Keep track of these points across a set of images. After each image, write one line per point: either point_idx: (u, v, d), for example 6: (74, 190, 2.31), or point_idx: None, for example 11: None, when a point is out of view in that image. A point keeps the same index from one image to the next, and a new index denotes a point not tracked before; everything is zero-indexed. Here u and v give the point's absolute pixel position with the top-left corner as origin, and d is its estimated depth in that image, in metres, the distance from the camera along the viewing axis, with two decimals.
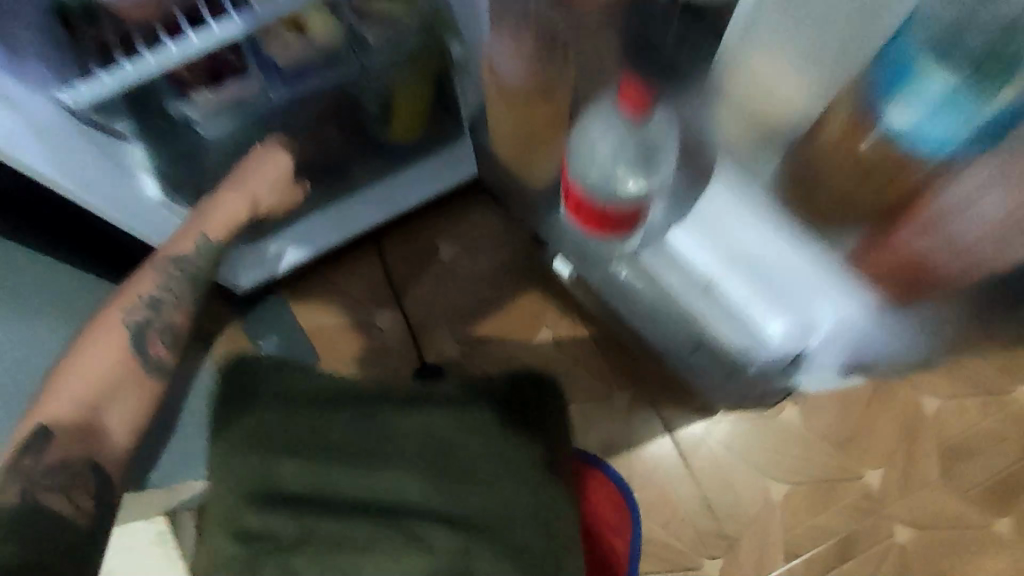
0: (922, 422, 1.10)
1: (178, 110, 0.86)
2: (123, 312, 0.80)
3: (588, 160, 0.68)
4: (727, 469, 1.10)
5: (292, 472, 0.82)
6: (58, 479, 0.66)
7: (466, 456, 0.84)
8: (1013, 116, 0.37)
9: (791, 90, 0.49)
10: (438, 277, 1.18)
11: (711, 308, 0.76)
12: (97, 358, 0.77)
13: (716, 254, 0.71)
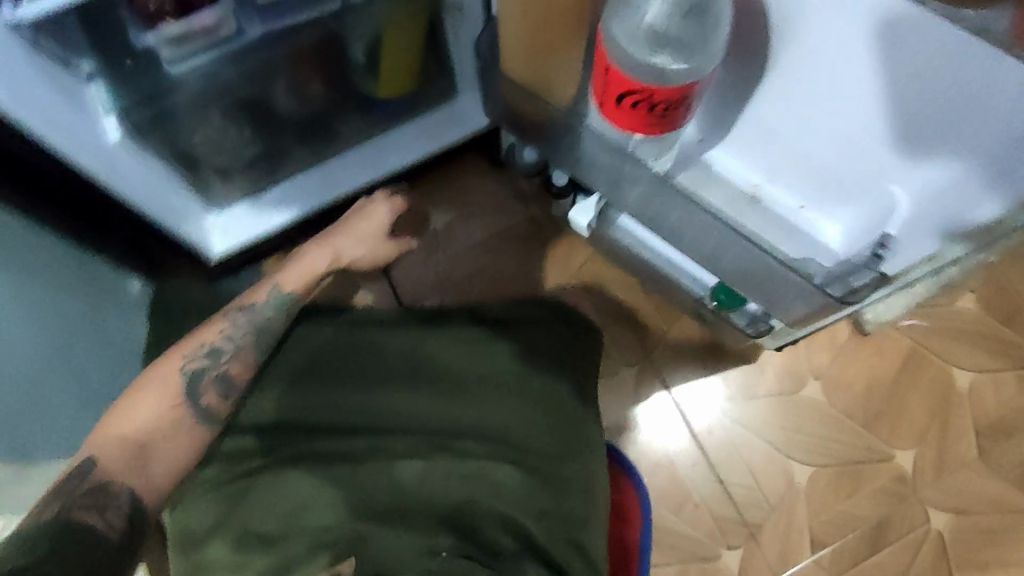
0: (956, 398, 1.01)
1: (142, 39, 0.76)
2: (185, 358, 0.75)
3: (632, 22, 0.58)
4: (745, 450, 1.01)
5: (301, 400, 0.77)
6: (91, 501, 0.59)
7: (488, 382, 0.79)
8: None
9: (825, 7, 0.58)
10: (430, 248, 1.10)
11: (761, 224, 0.73)
12: (145, 404, 0.71)
13: (765, 159, 0.71)
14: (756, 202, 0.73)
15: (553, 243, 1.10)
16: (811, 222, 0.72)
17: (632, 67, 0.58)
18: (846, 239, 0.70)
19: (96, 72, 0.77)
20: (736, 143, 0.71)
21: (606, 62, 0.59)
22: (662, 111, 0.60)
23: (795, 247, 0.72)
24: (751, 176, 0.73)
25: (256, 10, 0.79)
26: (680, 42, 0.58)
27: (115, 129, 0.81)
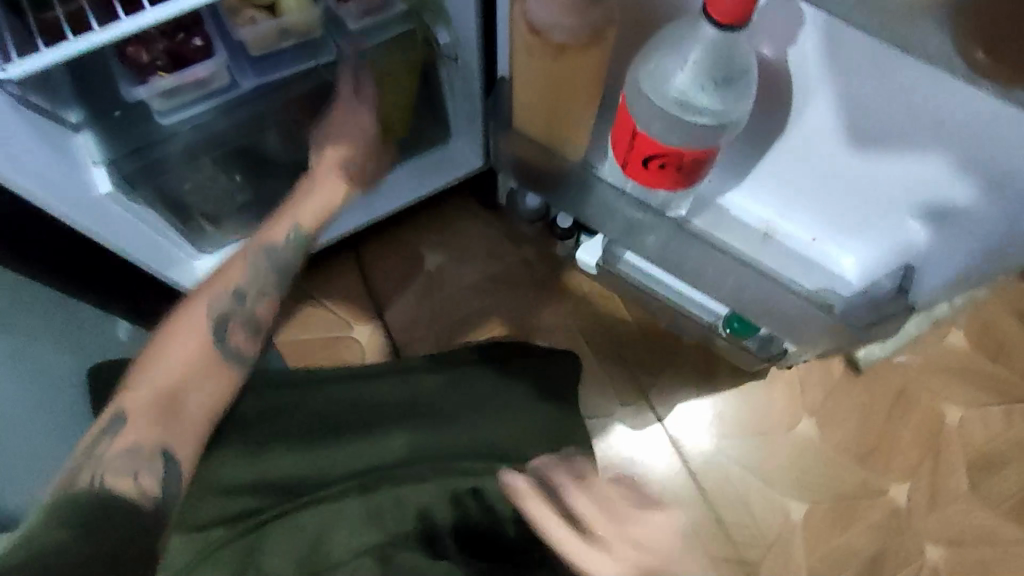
0: (946, 432, 1.03)
1: (133, 93, 0.76)
2: (210, 301, 0.71)
3: (661, 91, 0.60)
4: (740, 487, 1.01)
5: (279, 450, 0.77)
6: (129, 464, 0.59)
7: (470, 411, 0.88)
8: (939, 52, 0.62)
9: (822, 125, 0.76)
10: (423, 289, 1.10)
11: (776, 256, 0.84)
12: (176, 344, 0.68)
13: (774, 202, 0.84)
14: (769, 237, 0.85)
15: (549, 283, 1.10)
16: (824, 253, 0.84)
17: (657, 132, 0.62)
18: (850, 269, 0.83)
19: (84, 123, 0.78)
20: (757, 189, 0.85)
21: (632, 129, 0.63)
22: (691, 168, 0.63)
23: (811, 281, 0.83)
24: (764, 215, 0.85)
25: (248, 60, 0.81)
26: (711, 108, 0.59)
27: (104, 180, 0.79)
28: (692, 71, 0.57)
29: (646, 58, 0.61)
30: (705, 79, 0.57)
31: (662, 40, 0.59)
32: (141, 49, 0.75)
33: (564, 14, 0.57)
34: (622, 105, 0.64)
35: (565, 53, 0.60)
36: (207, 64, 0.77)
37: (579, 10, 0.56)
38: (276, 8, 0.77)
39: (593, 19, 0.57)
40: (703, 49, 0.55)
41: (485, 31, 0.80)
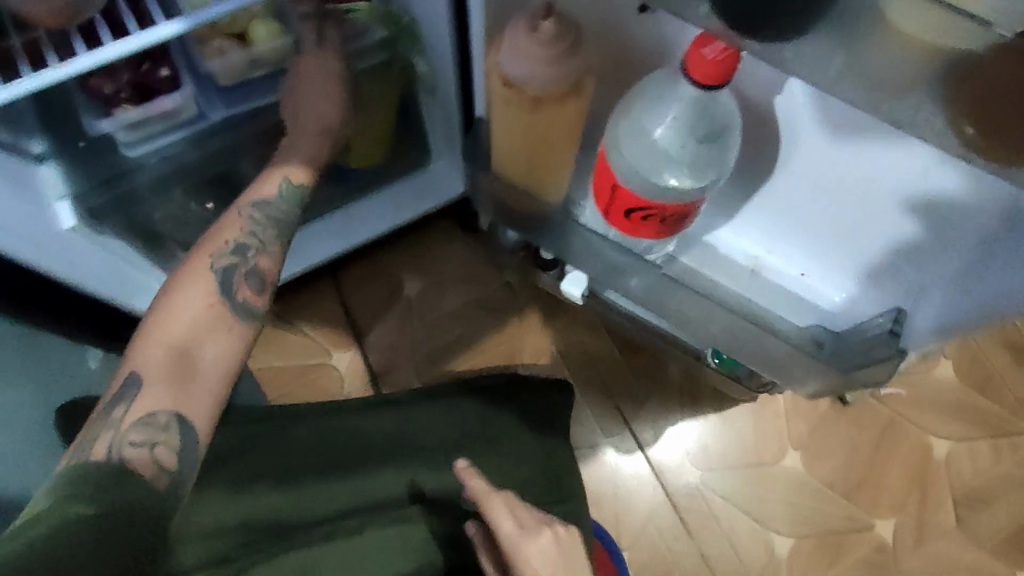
0: (933, 467, 1.01)
1: (96, 126, 0.74)
2: (211, 255, 0.61)
3: (641, 145, 0.62)
4: (725, 522, 0.99)
5: (263, 493, 0.73)
6: (145, 435, 0.51)
7: (462, 446, 0.85)
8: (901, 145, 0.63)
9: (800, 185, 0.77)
10: (404, 314, 1.08)
11: (764, 293, 0.86)
12: (182, 297, 0.59)
13: (763, 239, 0.85)
14: (758, 273, 0.87)
15: (532, 309, 1.08)
16: (815, 290, 0.85)
17: (637, 184, 0.64)
18: (837, 305, 0.85)
19: (48, 154, 0.76)
20: (749, 226, 0.85)
21: (613, 180, 0.65)
22: (672, 220, 0.66)
23: (800, 318, 0.85)
24: (753, 251, 0.87)
25: (218, 90, 0.80)
26: (692, 163, 0.62)
27: (67, 215, 0.78)
28: (675, 128, 0.60)
29: (623, 114, 0.63)
30: (686, 136, 0.60)
31: (638, 95, 0.61)
32: (105, 81, 0.72)
33: (537, 66, 0.55)
34: (601, 157, 0.66)
35: (542, 105, 0.60)
36: (174, 98, 0.75)
37: (553, 63, 0.54)
38: (247, 38, 0.76)
39: (568, 70, 0.55)
40: (684, 107, 0.58)
41: (464, 65, 0.79)
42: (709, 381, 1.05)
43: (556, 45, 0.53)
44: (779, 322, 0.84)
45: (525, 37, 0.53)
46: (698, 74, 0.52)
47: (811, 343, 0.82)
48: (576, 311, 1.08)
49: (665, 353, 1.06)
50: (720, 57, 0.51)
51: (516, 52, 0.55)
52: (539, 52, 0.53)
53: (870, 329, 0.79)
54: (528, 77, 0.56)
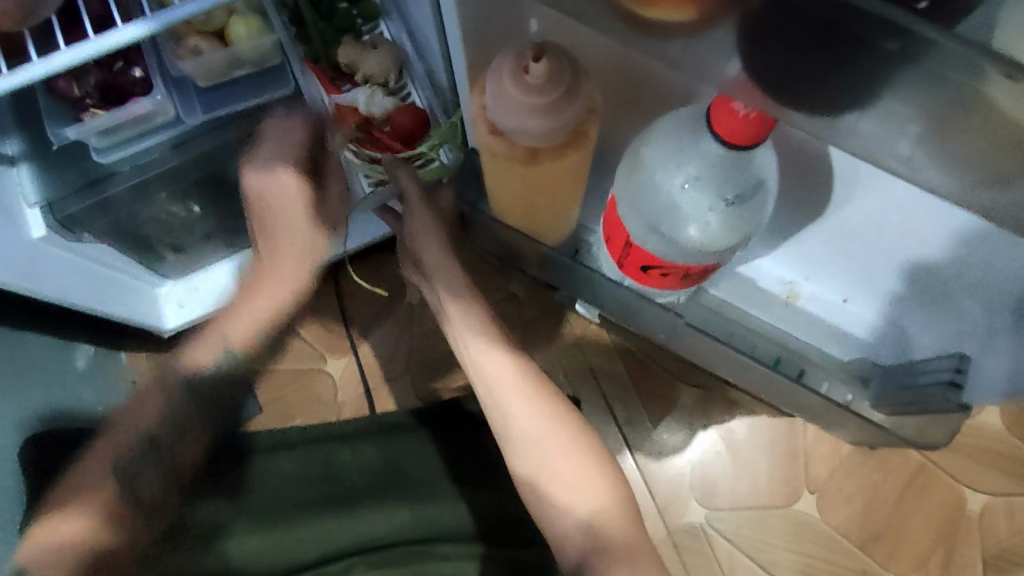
0: (964, 523, 0.92)
1: (62, 134, 0.68)
2: (117, 451, 0.61)
3: (656, 203, 0.54)
4: (726, 565, 0.93)
5: (242, 537, 0.68)
6: None
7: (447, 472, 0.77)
8: (861, 244, 0.60)
9: (805, 253, 0.68)
10: (404, 322, 1.02)
11: (796, 328, 0.75)
12: (77, 503, 0.58)
13: (798, 266, 0.72)
14: (791, 301, 0.75)
15: (538, 322, 1.00)
16: (856, 318, 0.72)
17: (654, 241, 0.56)
18: (877, 336, 0.71)
19: (22, 155, 0.69)
20: (787, 257, 0.71)
21: (627, 238, 0.58)
22: (695, 274, 0.59)
23: (843, 352, 0.74)
24: (787, 278, 0.74)
25: (196, 90, 0.73)
26: (718, 223, 0.55)
27: (38, 223, 0.70)
28: (698, 187, 0.52)
29: (636, 164, 0.55)
30: (712, 195, 0.53)
31: (654, 144, 0.53)
32: (72, 84, 0.66)
33: (525, 115, 0.45)
34: (610, 212, 0.59)
35: (539, 157, 0.51)
36: (145, 102, 0.69)
37: (545, 112, 0.45)
38: (227, 38, 0.70)
39: (567, 119, 0.46)
40: (707, 165, 0.51)
41: None
42: (722, 406, 0.97)
43: (547, 91, 0.44)
44: (814, 358, 0.73)
45: (509, 81, 0.44)
46: (728, 136, 0.43)
47: (854, 379, 0.71)
48: (585, 328, 0.99)
49: (677, 376, 0.98)
50: (751, 117, 0.41)
51: (501, 97, 0.45)
52: (528, 100, 0.44)
53: (928, 372, 0.60)
54: (517, 129, 0.46)
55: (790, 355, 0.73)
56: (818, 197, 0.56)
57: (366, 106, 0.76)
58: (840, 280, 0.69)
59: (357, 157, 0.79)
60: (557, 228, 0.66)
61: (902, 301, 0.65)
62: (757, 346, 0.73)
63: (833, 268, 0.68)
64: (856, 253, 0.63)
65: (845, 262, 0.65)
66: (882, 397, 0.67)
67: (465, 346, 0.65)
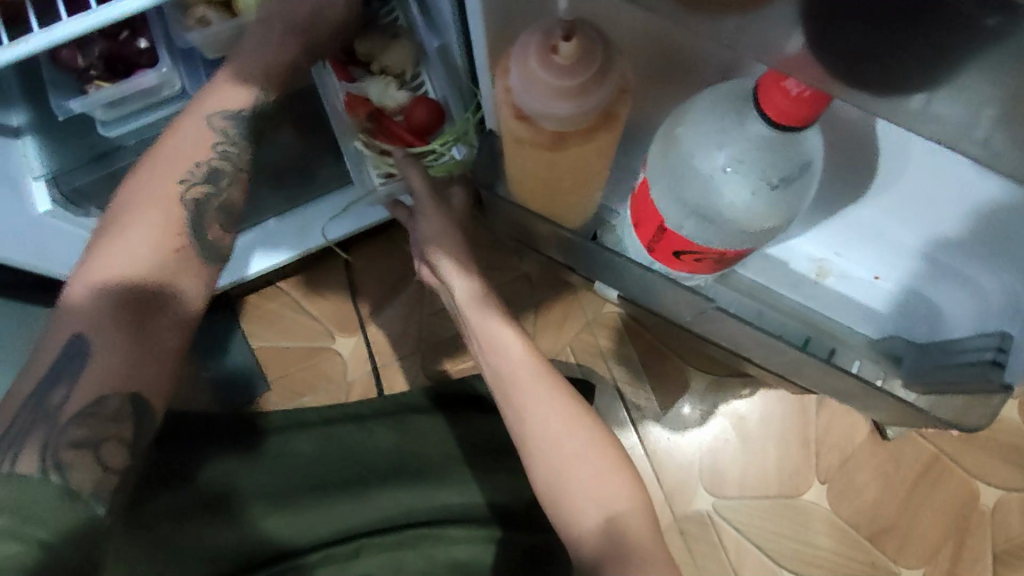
0: (975, 518, 0.91)
1: (66, 106, 0.66)
2: (182, 181, 0.54)
3: (695, 184, 0.50)
4: (732, 553, 0.92)
5: (258, 515, 0.66)
6: (88, 429, 0.47)
7: (458, 460, 0.76)
8: (920, 206, 0.52)
9: (845, 219, 0.59)
10: (414, 302, 1.01)
11: (825, 308, 0.67)
12: (137, 229, 0.52)
13: (828, 239, 0.63)
14: (820, 280, 0.66)
15: (549, 304, 0.98)
16: (888, 298, 0.64)
17: (691, 227, 0.52)
18: (909, 317, 0.63)
19: (27, 127, 0.68)
20: (821, 231, 0.63)
21: (659, 223, 0.52)
22: (731, 258, 0.54)
23: (875, 329, 0.66)
24: (814, 253, 0.65)
25: (204, 63, 0.71)
26: (761, 207, 0.50)
27: (43, 198, 0.69)
28: (741, 171, 0.48)
29: (671, 136, 0.51)
30: (757, 179, 0.48)
31: (699, 115, 0.48)
32: (76, 54, 0.64)
33: (552, 99, 0.41)
34: (639, 195, 0.54)
35: (567, 142, 0.47)
36: (151, 75, 0.67)
37: (574, 96, 0.41)
38: (235, 8, 0.66)
39: (597, 103, 0.42)
40: (751, 148, 0.47)
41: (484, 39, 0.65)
42: (737, 384, 0.96)
43: (577, 73, 0.40)
44: (845, 335, 0.66)
45: (536, 64, 0.40)
46: (777, 115, 0.39)
47: (885, 357, 0.63)
48: (598, 311, 0.98)
49: (689, 361, 0.97)
50: (807, 95, 0.37)
51: (525, 79, 0.41)
52: (557, 83, 0.40)
53: (970, 352, 0.54)
54: (543, 114, 0.42)
55: (819, 334, 0.66)
56: (859, 181, 0.53)
57: (380, 97, 0.72)
58: (879, 254, 0.61)
59: (368, 149, 0.75)
60: (576, 211, 0.61)
61: (952, 273, 0.57)
62: (782, 323, 0.67)
63: (875, 237, 0.60)
64: (907, 216, 0.55)
65: (895, 226, 0.57)
66: (916, 373, 0.59)
67: (487, 329, 0.64)
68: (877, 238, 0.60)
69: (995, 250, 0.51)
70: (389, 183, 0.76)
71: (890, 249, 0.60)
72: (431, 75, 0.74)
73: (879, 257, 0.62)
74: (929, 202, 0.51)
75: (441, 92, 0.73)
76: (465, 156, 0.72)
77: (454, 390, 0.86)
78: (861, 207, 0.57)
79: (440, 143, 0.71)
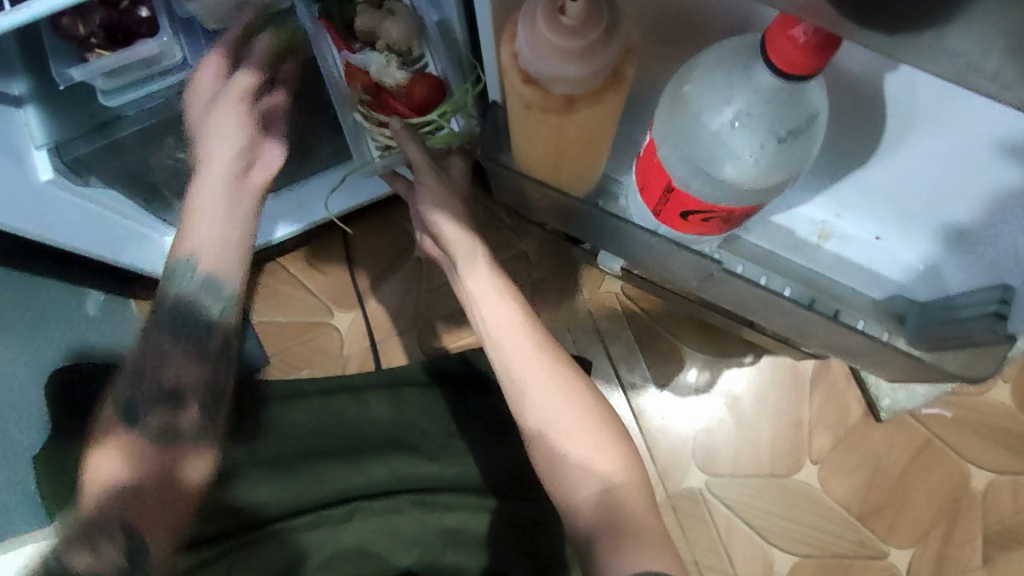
0: (967, 499, 0.92)
1: (66, 74, 0.66)
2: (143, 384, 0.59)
3: (701, 142, 0.48)
4: (724, 532, 0.93)
5: (253, 486, 0.69)
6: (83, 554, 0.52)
7: (453, 434, 0.78)
8: (931, 168, 0.50)
9: (848, 182, 0.57)
10: (411, 279, 1.01)
11: (829, 271, 0.64)
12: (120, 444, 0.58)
13: (832, 201, 0.61)
14: (821, 242, 0.64)
15: (548, 283, 0.98)
16: (888, 257, 0.62)
17: (700, 185, 0.50)
18: (914, 276, 0.62)
19: (29, 96, 0.67)
20: (827, 193, 0.60)
21: (666, 183, 0.51)
22: (739, 217, 0.52)
23: (878, 290, 0.63)
24: (815, 215, 0.63)
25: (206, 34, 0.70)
26: (766, 165, 0.48)
27: (45, 166, 0.69)
28: (750, 125, 0.46)
29: (676, 94, 0.48)
30: (765, 133, 0.46)
31: (706, 69, 0.46)
32: (77, 22, 0.64)
33: (560, 61, 0.41)
34: (646, 157, 0.52)
35: (576, 106, 0.47)
36: (151, 44, 0.67)
37: (583, 56, 0.41)
38: None
39: (606, 62, 0.42)
40: (759, 100, 0.44)
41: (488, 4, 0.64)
42: (740, 352, 0.96)
43: (585, 33, 0.39)
44: (847, 297, 0.62)
45: (544, 25, 0.40)
46: (786, 64, 0.36)
47: (889, 317, 0.61)
48: (594, 290, 0.98)
49: (684, 340, 0.97)
50: (814, 42, 0.34)
51: (534, 42, 0.41)
52: (566, 45, 0.40)
53: (968, 306, 0.53)
54: (552, 76, 0.43)
55: (822, 295, 0.61)
56: (868, 141, 0.50)
57: (379, 73, 0.71)
58: (881, 218, 0.60)
59: (366, 120, 0.74)
60: (585, 178, 0.59)
61: (954, 236, 0.56)
62: (786, 285, 0.61)
63: (881, 202, 0.58)
64: (917, 181, 0.52)
65: (901, 189, 0.55)
66: (921, 331, 0.58)
67: (480, 306, 0.65)
68: (883, 202, 0.58)
69: (1004, 215, 0.49)
70: (387, 156, 0.76)
71: (894, 213, 0.58)
72: (430, 50, 0.74)
73: (885, 222, 0.60)
74: (939, 163, 0.49)
75: (439, 65, 0.74)
76: (465, 127, 0.72)
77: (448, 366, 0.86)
78: (866, 168, 0.54)
79: (438, 115, 0.71)
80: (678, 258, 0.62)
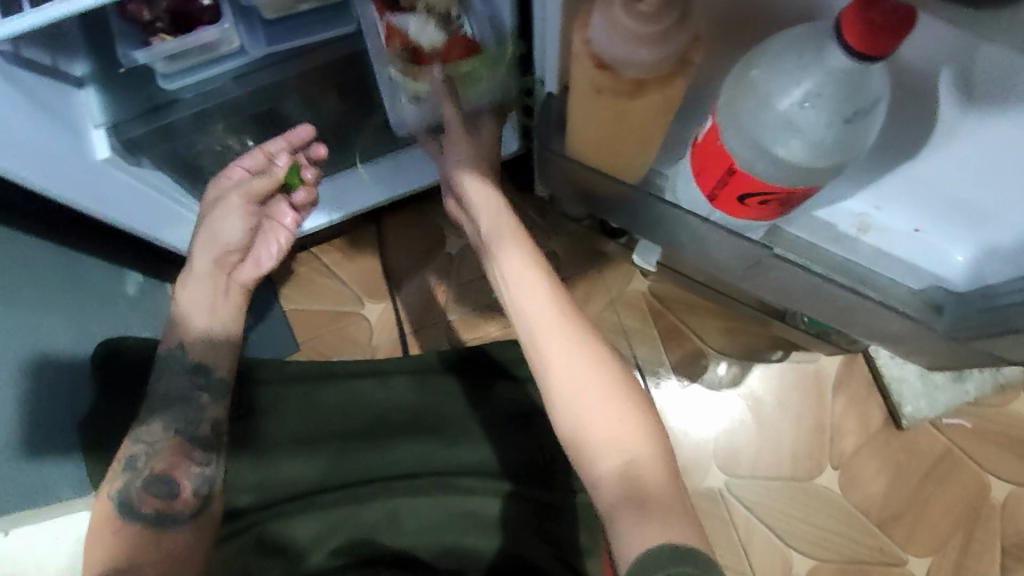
0: (986, 510, 0.93)
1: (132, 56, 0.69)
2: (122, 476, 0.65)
3: (766, 123, 0.50)
4: (743, 531, 0.94)
5: (279, 461, 0.73)
6: None
7: (472, 421, 0.78)
8: (982, 162, 0.51)
9: (896, 175, 0.59)
10: (443, 272, 1.03)
11: (875, 264, 0.65)
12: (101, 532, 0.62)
13: (875, 194, 0.63)
14: (860, 235, 0.66)
15: (577, 281, 1.00)
16: (929, 248, 0.64)
17: (762, 166, 0.52)
18: (949, 266, 0.64)
19: (89, 78, 0.70)
20: (871, 185, 0.62)
21: (728, 165, 0.53)
22: (796, 199, 0.54)
23: (915, 280, 0.64)
24: (856, 208, 0.65)
25: (263, 23, 0.73)
26: (828, 145, 0.50)
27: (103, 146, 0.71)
28: (818, 105, 0.48)
29: (745, 75, 0.50)
30: (831, 114, 0.48)
31: (776, 52, 0.48)
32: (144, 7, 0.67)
33: (634, 45, 0.44)
34: (706, 141, 0.54)
35: (644, 91, 0.49)
36: (214, 30, 0.70)
37: (656, 42, 0.43)
38: None
39: (675, 49, 0.44)
40: (829, 82, 0.46)
41: None
42: (767, 349, 0.98)
43: (660, 20, 0.42)
44: (887, 284, 0.62)
45: (621, 10, 0.42)
46: (859, 45, 0.38)
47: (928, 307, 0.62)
48: (622, 288, 1.00)
49: (709, 342, 0.98)
50: (890, 22, 0.36)
51: (610, 27, 0.44)
52: (640, 31, 0.42)
53: (1006, 293, 0.57)
54: (625, 60, 0.45)
55: (863, 285, 0.62)
56: (921, 135, 0.52)
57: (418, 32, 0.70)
58: (924, 210, 0.62)
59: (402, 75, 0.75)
60: (638, 166, 0.61)
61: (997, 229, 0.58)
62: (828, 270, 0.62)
63: (927, 194, 0.59)
64: (967, 175, 0.54)
65: (950, 182, 0.56)
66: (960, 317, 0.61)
67: (507, 294, 0.67)
68: (930, 195, 0.59)
69: None
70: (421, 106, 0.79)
71: (939, 206, 0.60)
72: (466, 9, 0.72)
73: (928, 215, 0.62)
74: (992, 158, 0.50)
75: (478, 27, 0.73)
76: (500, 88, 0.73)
77: (471, 354, 0.86)
78: (918, 162, 0.56)
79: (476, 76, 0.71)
80: (727, 241, 0.63)
